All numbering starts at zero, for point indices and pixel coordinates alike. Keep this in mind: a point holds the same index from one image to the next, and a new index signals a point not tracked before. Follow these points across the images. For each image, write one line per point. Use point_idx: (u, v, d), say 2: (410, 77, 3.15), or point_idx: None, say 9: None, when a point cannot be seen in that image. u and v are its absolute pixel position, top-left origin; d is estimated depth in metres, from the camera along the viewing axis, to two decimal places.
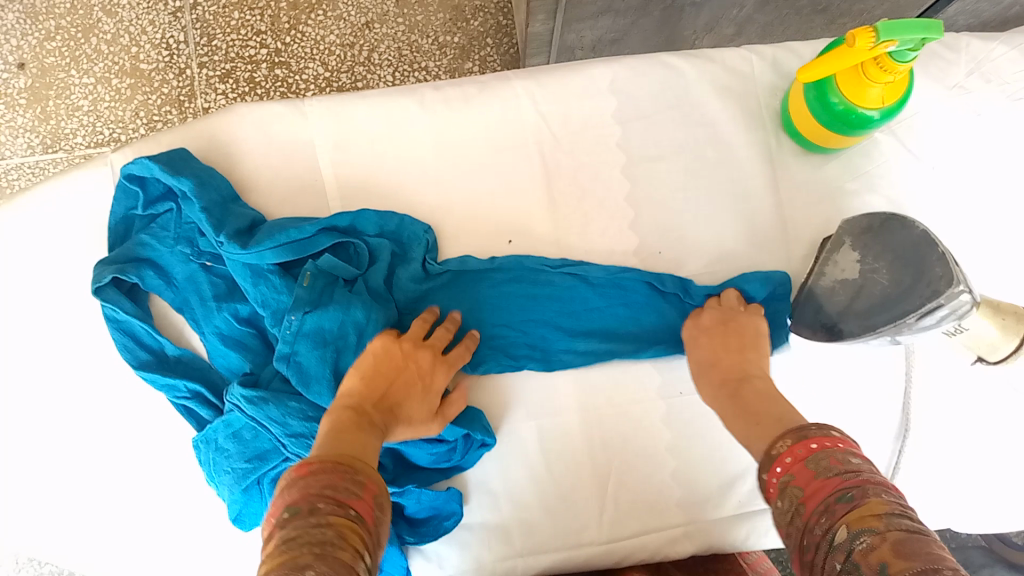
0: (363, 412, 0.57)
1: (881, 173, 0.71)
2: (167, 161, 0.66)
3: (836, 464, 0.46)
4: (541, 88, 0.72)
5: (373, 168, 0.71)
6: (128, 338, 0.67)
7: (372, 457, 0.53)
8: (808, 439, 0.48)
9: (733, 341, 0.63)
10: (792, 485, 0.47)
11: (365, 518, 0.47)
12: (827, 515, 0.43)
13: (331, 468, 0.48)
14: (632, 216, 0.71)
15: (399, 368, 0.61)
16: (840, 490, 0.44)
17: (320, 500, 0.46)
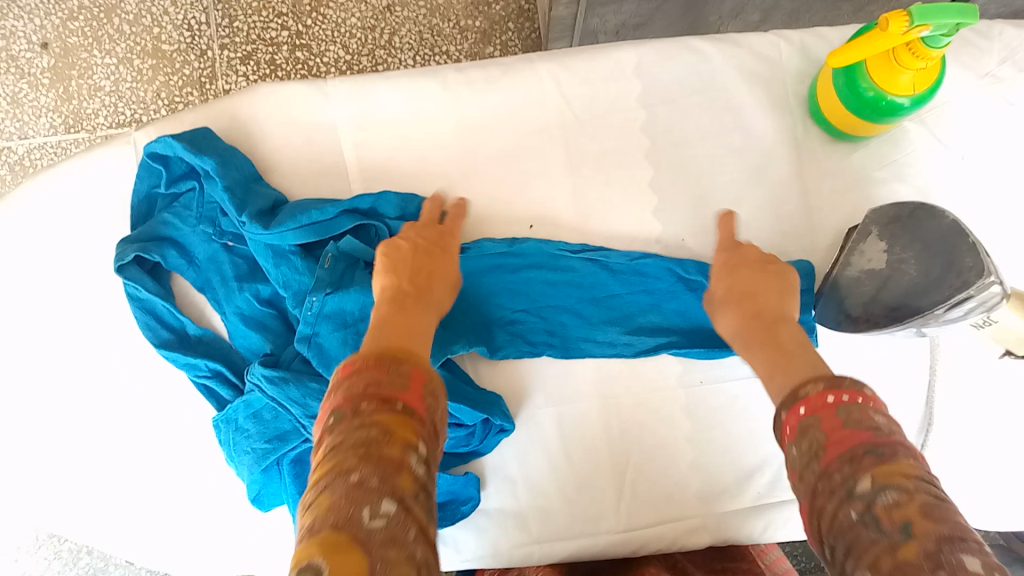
0: (401, 300, 0.56)
1: (909, 162, 0.70)
2: (190, 140, 0.66)
3: (867, 417, 0.43)
4: (565, 71, 0.72)
5: (395, 150, 0.71)
6: (150, 317, 0.67)
7: (419, 338, 0.53)
8: (838, 388, 0.45)
9: (764, 285, 0.59)
10: (813, 429, 0.44)
11: (414, 409, 0.45)
12: (851, 463, 0.41)
13: (374, 364, 0.47)
14: (655, 202, 0.71)
15: (411, 250, 0.61)
16: (870, 444, 0.41)
17: (364, 401, 0.44)
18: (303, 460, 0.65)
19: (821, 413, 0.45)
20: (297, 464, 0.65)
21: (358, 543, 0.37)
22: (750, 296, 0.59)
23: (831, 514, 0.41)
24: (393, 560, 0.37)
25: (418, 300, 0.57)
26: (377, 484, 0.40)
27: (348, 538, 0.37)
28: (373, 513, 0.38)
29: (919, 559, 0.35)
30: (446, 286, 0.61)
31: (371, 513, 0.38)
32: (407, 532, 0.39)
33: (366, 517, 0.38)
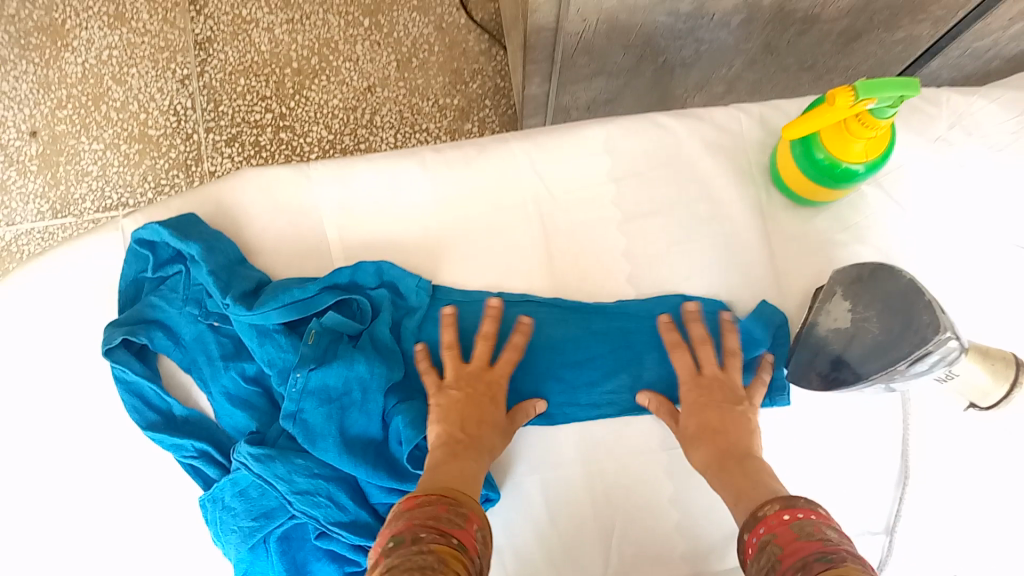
0: (450, 448, 0.63)
1: (868, 225, 0.73)
2: (177, 225, 0.68)
3: (814, 530, 0.50)
4: (539, 148, 0.75)
5: (376, 229, 0.73)
6: (137, 400, 0.68)
7: (472, 484, 0.60)
8: (795, 508, 0.53)
9: (727, 421, 0.64)
10: (772, 543, 0.51)
11: (467, 545, 0.52)
12: (803, 568, 0.46)
13: (437, 502, 0.55)
14: (628, 269, 0.74)
15: (464, 401, 0.66)
16: (817, 551, 0.47)
17: (425, 531, 0.51)
18: (289, 536, 0.66)
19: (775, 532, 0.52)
20: (283, 540, 0.66)
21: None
22: (715, 435, 0.64)
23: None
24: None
25: (468, 449, 0.63)
26: None
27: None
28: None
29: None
30: (500, 434, 0.66)
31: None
32: None
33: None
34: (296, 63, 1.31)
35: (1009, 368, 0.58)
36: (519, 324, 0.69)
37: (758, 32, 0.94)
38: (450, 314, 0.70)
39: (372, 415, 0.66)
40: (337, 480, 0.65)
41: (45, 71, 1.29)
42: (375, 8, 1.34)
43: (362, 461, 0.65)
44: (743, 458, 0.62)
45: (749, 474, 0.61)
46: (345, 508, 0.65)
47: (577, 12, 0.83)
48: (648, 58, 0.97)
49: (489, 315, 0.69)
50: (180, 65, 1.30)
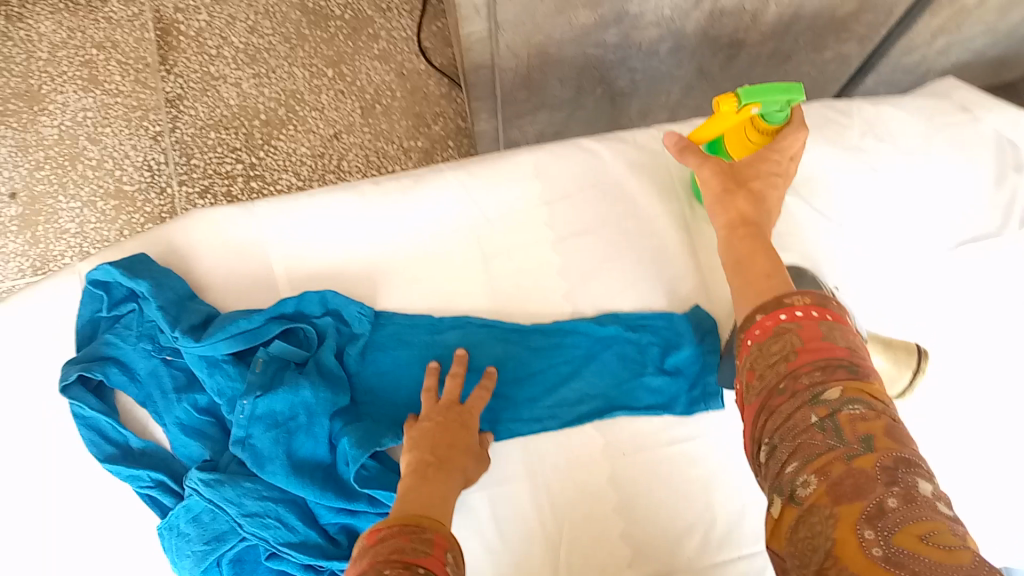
0: (422, 471, 0.60)
1: (789, 231, 0.75)
2: (127, 265, 0.72)
3: (842, 336, 0.47)
4: (472, 177, 0.79)
5: (321, 262, 0.77)
6: (95, 434, 0.71)
7: (442, 507, 0.57)
8: (826, 310, 0.48)
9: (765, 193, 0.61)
10: (794, 335, 0.47)
11: (436, 571, 0.48)
12: (823, 370, 0.44)
13: (399, 533, 0.51)
14: (564, 287, 0.77)
15: (434, 430, 0.64)
16: (843, 358, 0.45)
17: (388, 564, 0.47)
18: (242, 558, 0.68)
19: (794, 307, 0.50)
20: (236, 563, 0.68)
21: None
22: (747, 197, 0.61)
23: (788, 416, 0.44)
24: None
25: (440, 469, 0.61)
26: None
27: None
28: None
29: (874, 470, 0.38)
30: (472, 458, 0.64)
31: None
32: None
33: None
34: (264, 115, 1.36)
35: (912, 356, 0.61)
36: (489, 371, 0.71)
37: (689, 59, 0.99)
38: (435, 366, 0.70)
39: (318, 437, 0.69)
40: (287, 502, 0.67)
41: (22, 134, 1.34)
42: (338, 59, 1.41)
43: (311, 482, 0.67)
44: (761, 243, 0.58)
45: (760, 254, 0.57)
46: (295, 529, 0.66)
47: (507, 48, 0.88)
48: (587, 90, 1.02)
49: (460, 359, 0.71)
50: (152, 123, 1.35)
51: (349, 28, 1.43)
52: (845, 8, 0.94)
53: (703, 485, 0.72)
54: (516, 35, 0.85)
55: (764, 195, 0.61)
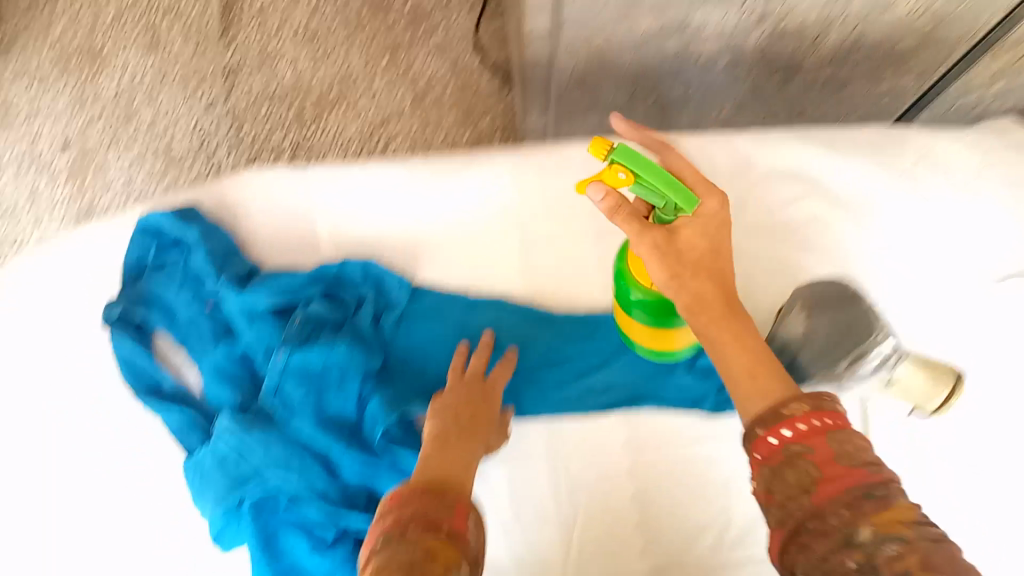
0: (445, 438, 0.62)
1: (834, 249, 0.77)
2: (181, 212, 0.75)
3: (856, 450, 0.47)
4: (523, 162, 0.80)
5: (367, 230, 0.78)
6: (131, 373, 0.73)
7: (465, 471, 0.59)
8: (827, 418, 0.49)
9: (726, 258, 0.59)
10: (802, 457, 0.47)
11: (460, 532, 0.51)
12: (848, 508, 0.43)
13: (426, 493, 0.53)
14: (602, 280, 0.78)
15: (460, 401, 0.66)
16: (865, 485, 0.45)
17: (416, 525, 0.50)
18: (261, 505, 0.68)
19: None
20: (256, 506, 0.67)
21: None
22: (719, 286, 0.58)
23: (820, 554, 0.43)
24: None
25: (462, 438, 0.62)
26: None
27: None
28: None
29: None
30: (493, 431, 0.66)
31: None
32: None
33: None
34: (317, 93, 1.38)
35: (948, 377, 0.63)
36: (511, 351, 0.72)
37: (746, 75, 0.99)
38: (466, 346, 0.72)
39: (349, 396, 0.70)
40: (313, 454, 0.68)
41: (81, 88, 1.37)
42: (395, 45, 1.41)
43: (338, 437, 0.68)
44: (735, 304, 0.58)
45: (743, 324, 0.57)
46: (318, 481, 0.67)
47: (568, 45, 0.89)
48: (640, 96, 1.03)
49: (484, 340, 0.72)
50: (207, 90, 1.38)
51: (408, 17, 1.43)
52: (906, 42, 0.95)
53: (719, 487, 0.72)
54: (580, 32, 0.86)
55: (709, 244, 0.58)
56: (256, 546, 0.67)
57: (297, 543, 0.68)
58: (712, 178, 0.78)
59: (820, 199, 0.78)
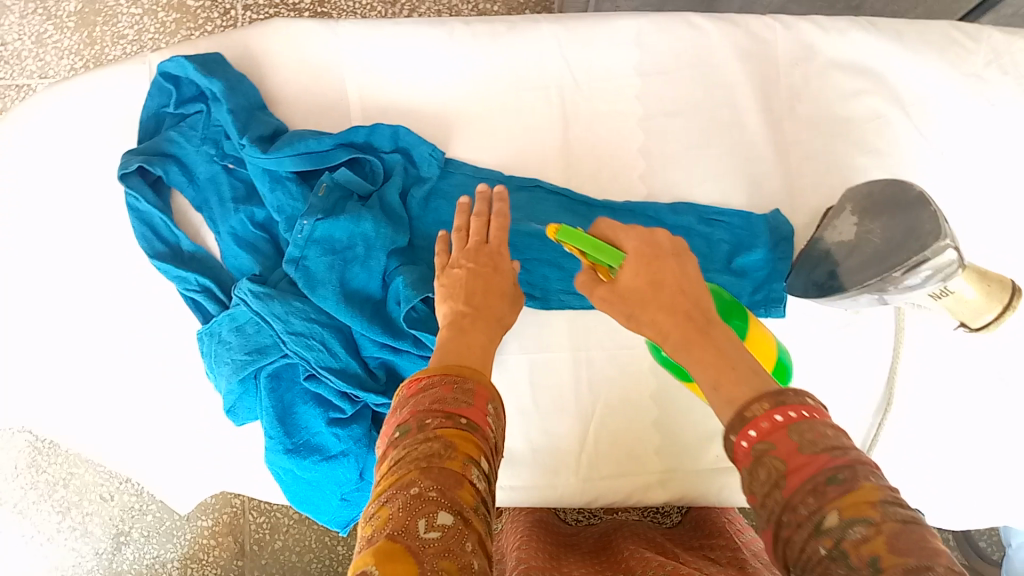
0: (459, 322, 0.54)
1: (891, 151, 0.72)
2: (202, 63, 0.70)
3: (823, 437, 0.37)
4: (569, 32, 0.74)
5: (398, 96, 0.74)
6: (147, 229, 0.70)
7: (480, 356, 0.51)
8: (786, 406, 0.39)
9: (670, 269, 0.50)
10: (767, 453, 0.38)
11: (479, 424, 0.42)
12: (815, 494, 0.36)
13: (440, 382, 0.44)
14: (643, 167, 0.73)
15: (466, 276, 0.58)
16: (829, 468, 0.36)
17: (430, 416, 0.42)
18: (280, 375, 0.67)
19: (698, 311, 0.48)
20: (273, 378, 0.67)
21: (413, 551, 0.35)
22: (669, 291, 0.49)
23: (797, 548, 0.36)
24: (446, 567, 0.35)
25: (478, 320, 0.55)
26: (436, 496, 0.37)
27: (403, 546, 0.35)
28: (429, 523, 0.36)
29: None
30: (508, 303, 0.58)
31: (427, 523, 0.36)
32: (464, 542, 0.37)
33: (422, 528, 0.36)
34: None
35: (1005, 292, 0.58)
36: (492, 194, 0.63)
37: None
38: (466, 204, 0.64)
39: (374, 272, 0.67)
40: (332, 328, 0.66)
41: None
42: None
43: (359, 313, 0.66)
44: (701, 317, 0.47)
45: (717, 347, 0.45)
46: (337, 355, 0.66)
47: None
48: None
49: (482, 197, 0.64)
50: None
51: None
52: None
53: None
54: None
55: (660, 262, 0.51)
56: (271, 417, 0.66)
57: (313, 418, 0.67)
58: (767, 68, 0.74)
59: (882, 95, 0.73)
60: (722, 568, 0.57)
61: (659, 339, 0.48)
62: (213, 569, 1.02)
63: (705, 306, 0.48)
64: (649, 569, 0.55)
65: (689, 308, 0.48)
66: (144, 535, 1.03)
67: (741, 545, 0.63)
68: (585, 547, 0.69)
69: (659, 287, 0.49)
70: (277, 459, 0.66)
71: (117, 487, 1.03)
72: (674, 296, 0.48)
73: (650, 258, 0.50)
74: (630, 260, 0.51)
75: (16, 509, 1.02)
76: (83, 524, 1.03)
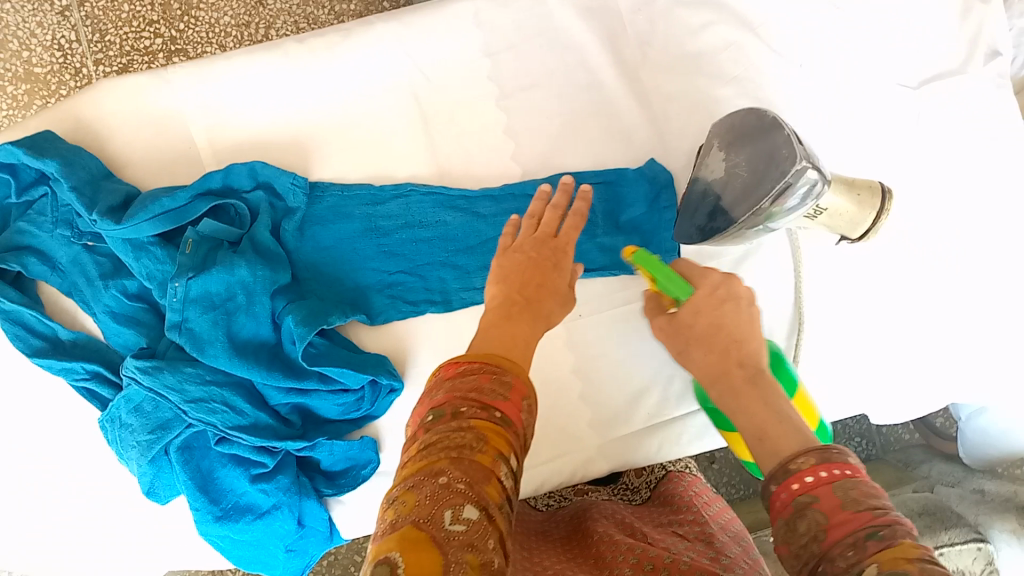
0: (505, 310, 0.49)
1: (751, 76, 0.72)
2: (30, 144, 0.66)
3: (867, 495, 0.35)
4: (406, 27, 0.72)
5: (248, 129, 0.71)
6: (19, 328, 0.66)
7: (525, 348, 0.46)
8: (832, 461, 0.37)
9: (723, 305, 0.49)
10: (809, 508, 0.36)
11: (514, 420, 0.39)
12: (855, 548, 0.33)
13: (478, 369, 0.41)
14: (512, 148, 0.72)
15: (521, 265, 0.54)
16: (870, 525, 0.34)
17: (464, 404, 0.39)
18: (191, 445, 0.65)
19: (751, 363, 0.46)
20: (184, 450, 0.64)
21: (437, 541, 0.33)
22: (725, 341, 0.47)
23: None
24: (468, 566, 0.33)
25: (526, 311, 0.49)
26: (462, 488, 0.35)
27: (428, 535, 0.33)
28: (455, 516, 0.34)
29: None
30: (558, 304, 0.52)
31: (453, 516, 0.34)
32: (486, 540, 0.34)
33: (448, 519, 0.34)
34: None
35: (874, 194, 0.61)
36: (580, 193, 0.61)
37: None
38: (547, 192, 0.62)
39: (260, 317, 0.65)
40: (232, 385, 0.64)
41: None
42: None
43: (255, 364, 0.64)
44: (745, 366, 0.46)
45: (768, 405, 0.43)
46: (241, 411, 0.64)
47: None
48: None
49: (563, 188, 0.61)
50: None
51: None
52: None
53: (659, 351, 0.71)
54: None
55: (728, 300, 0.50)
56: (191, 490, 0.63)
57: (237, 480, 0.64)
58: (611, 17, 0.73)
59: (729, 22, 0.72)
60: (691, 549, 0.56)
61: (705, 382, 0.47)
62: None
63: (757, 358, 0.46)
64: (618, 556, 0.53)
65: (741, 357, 0.46)
66: None
67: (708, 520, 0.63)
68: (556, 534, 0.65)
69: (716, 329, 0.48)
70: (209, 529, 0.64)
71: None
72: (730, 345, 0.47)
73: (711, 299, 0.50)
74: (692, 295, 0.51)
75: None
76: None
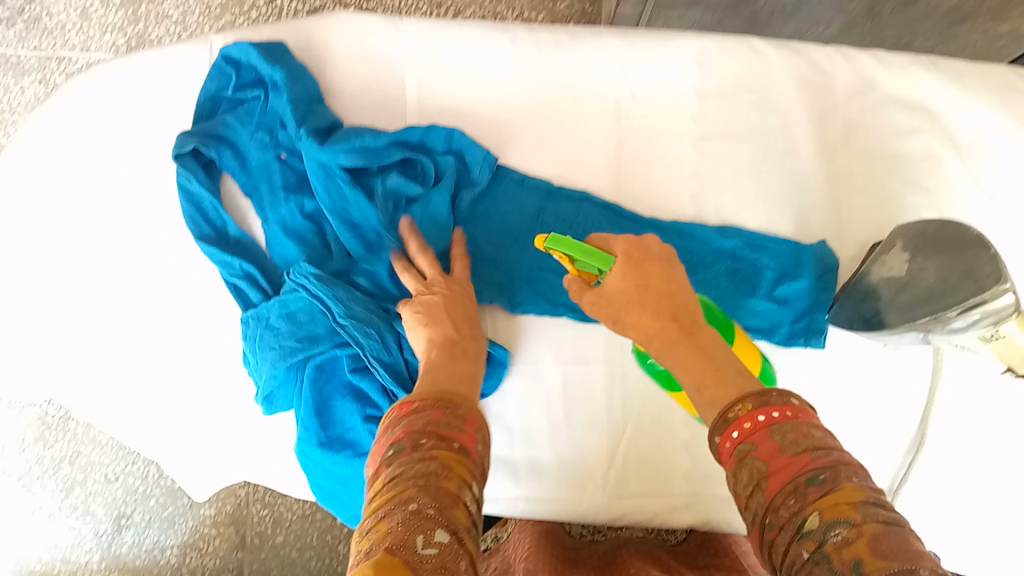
0: (451, 347, 0.56)
1: (941, 191, 0.72)
2: (266, 49, 0.70)
3: (805, 437, 0.40)
4: (630, 48, 0.75)
5: (455, 95, 0.74)
6: (195, 211, 0.70)
7: (470, 384, 0.52)
8: (769, 406, 0.42)
9: (652, 269, 0.52)
10: (751, 454, 0.41)
11: (471, 450, 0.42)
12: (796, 495, 0.38)
13: (432, 405, 0.44)
14: (693, 188, 0.73)
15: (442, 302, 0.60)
16: (810, 470, 0.38)
17: (424, 436, 0.41)
18: (323, 366, 0.67)
19: (683, 315, 0.50)
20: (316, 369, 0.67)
21: (409, 564, 0.34)
22: (654, 293, 0.51)
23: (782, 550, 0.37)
24: None
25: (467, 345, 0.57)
26: (432, 514, 0.37)
27: (401, 559, 0.34)
28: (426, 540, 0.36)
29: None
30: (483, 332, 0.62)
31: (424, 540, 0.35)
32: (458, 562, 0.36)
33: (420, 544, 0.35)
34: None
35: None
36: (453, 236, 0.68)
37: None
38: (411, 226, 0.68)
39: None
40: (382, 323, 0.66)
41: None
42: None
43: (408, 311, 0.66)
44: (677, 316, 0.49)
45: (700, 351, 0.47)
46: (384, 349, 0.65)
47: None
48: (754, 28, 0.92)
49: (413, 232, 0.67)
50: None
51: None
52: None
53: None
54: None
55: (651, 257, 0.53)
56: (308, 407, 0.66)
57: (349, 414, 0.67)
58: (826, 96, 0.74)
59: (937, 134, 0.73)
60: None
61: (645, 342, 0.50)
62: (213, 557, 1.02)
63: (690, 312, 0.50)
64: None
65: (675, 311, 0.50)
66: (146, 519, 1.02)
67: (744, 566, 0.64)
68: (590, 564, 0.69)
69: (645, 290, 0.51)
70: (310, 451, 0.66)
71: (123, 468, 1.03)
72: (661, 300, 0.50)
73: (636, 262, 0.53)
74: (618, 264, 0.53)
75: (22, 482, 1.02)
76: (85, 503, 1.03)
